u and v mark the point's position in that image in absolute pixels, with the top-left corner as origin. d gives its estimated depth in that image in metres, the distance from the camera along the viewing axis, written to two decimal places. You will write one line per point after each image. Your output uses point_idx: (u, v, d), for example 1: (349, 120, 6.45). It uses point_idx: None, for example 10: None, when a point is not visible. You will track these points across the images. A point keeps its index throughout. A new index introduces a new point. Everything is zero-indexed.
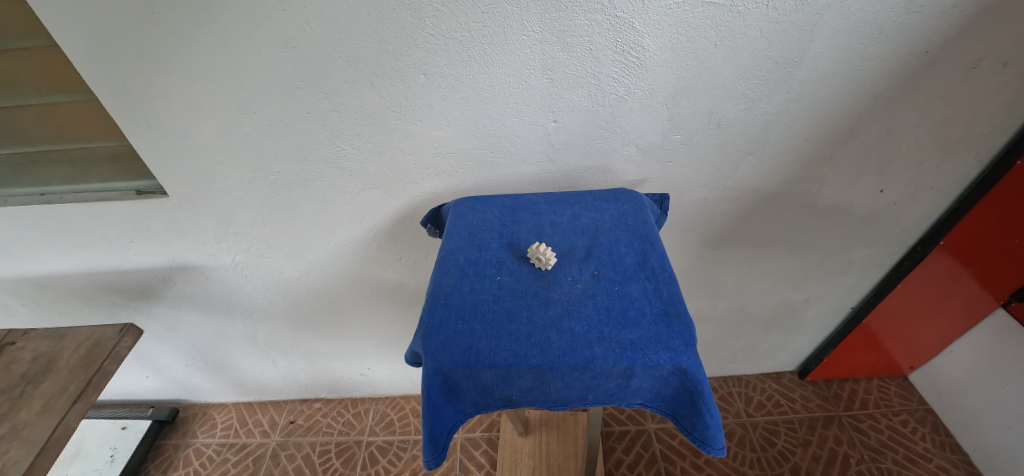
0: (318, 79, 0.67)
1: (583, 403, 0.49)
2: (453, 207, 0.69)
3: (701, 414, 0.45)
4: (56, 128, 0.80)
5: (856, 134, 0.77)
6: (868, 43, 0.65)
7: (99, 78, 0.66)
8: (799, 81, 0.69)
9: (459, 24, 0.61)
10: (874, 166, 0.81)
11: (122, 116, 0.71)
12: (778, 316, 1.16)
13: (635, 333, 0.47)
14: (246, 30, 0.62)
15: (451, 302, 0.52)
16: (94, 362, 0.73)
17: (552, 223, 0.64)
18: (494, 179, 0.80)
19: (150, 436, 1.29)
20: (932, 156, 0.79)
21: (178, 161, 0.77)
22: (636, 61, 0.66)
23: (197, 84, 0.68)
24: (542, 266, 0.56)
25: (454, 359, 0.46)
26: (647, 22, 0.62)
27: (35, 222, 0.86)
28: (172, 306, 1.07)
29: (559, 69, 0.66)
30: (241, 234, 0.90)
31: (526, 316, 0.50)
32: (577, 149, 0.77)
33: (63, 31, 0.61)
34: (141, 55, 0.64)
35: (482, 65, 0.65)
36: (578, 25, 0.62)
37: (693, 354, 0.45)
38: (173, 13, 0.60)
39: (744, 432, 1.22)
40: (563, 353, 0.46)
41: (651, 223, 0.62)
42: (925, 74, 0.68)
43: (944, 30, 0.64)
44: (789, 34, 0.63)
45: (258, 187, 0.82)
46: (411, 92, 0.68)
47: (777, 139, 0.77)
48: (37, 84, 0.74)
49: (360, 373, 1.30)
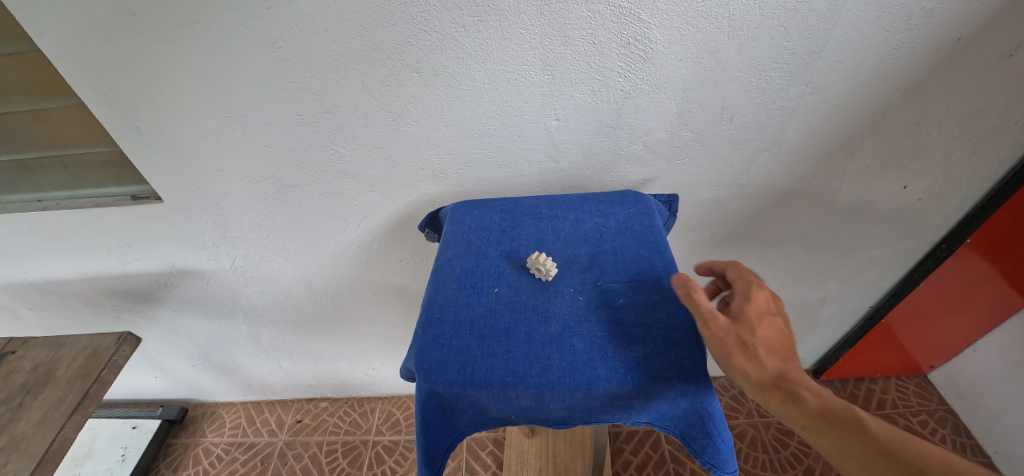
0: (308, 80, 0.64)
1: (586, 422, 0.47)
2: (451, 211, 0.66)
3: (712, 437, 0.43)
4: (48, 134, 0.78)
5: (879, 128, 0.72)
6: (895, 31, 0.60)
7: (85, 84, 0.64)
8: (819, 73, 0.64)
9: (452, 20, 0.58)
10: (899, 160, 0.76)
11: (111, 123, 0.69)
12: (792, 315, 1.12)
13: (641, 351, 0.44)
14: (230, 31, 0.59)
15: (447, 317, 0.49)
16: (92, 372, 0.73)
17: (554, 230, 0.61)
18: (495, 180, 0.77)
19: (159, 435, 1.30)
20: (960, 150, 0.74)
21: (171, 167, 0.75)
22: (643, 53, 0.61)
23: (185, 88, 0.65)
24: (544, 276, 0.53)
25: (449, 379, 0.43)
26: (654, 13, 0.57)
27: (34, 228, 0.86)
28: (175, 310, 1.06)
29: (560, 64, 0.62)
30: (239, 238, 0.89)
31: (525, 332, 0.47)
32: (580, 148, 0.73)
33: (42, 35, 0.59)
34: (124, 57, 0.61)
35: (479, 61, 0.62)
36: (580, 17, 0.57)
37: (703, 374, 0.42)
38: (153, 14, 0.57)
39: (756, 433, 1.19)
40: (564, 373, 0.43)
41: (658, 228, 0.59)
42: (957, 62, 0.63)
43: (979, 15, 0.58)
44: (809, 22, 0.59)
45: (254, 192, 0.80)
46: (405, 91, 0.65)
47: (793, 135, 0.73)
48: (26, 91, 0.73)
49: (366, 373, 1.29)
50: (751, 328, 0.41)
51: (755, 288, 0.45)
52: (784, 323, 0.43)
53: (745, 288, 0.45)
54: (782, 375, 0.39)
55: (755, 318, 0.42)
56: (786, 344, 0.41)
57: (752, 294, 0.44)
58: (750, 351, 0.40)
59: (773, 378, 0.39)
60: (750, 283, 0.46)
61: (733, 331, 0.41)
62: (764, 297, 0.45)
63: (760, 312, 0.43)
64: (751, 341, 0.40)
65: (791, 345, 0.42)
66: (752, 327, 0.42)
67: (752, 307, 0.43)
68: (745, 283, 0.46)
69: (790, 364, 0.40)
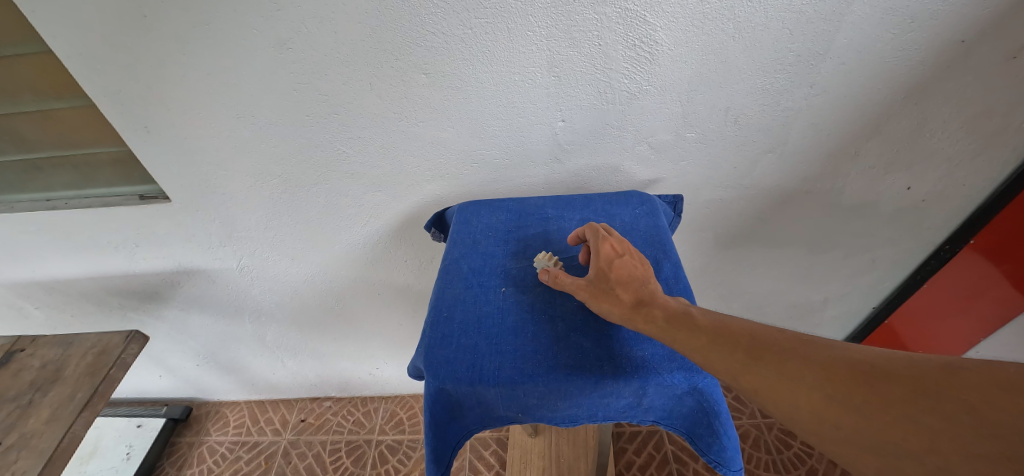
0: (316, 81, 0.65)
1: (592, 420, 0.47)
2: (458, 211, 0.67)
3: (718, 435, 0.43)
4: (58, 134, 0.79)
5: (883, 129, 0.72)
6: (899, 33, 0.60)
7: (95, 85, 0.65)
8: (823, 74, 0.65)
9: (460, 22, 0.58)
10: (903, 162, 0.77)
11: (121, 123, 0.69)
12: (795, 315, 1.12)
13: (648, 349, 0.45)
14: (240, 33, 0.60)
15: (455, 316, 0.50)
16: (101, 369, 0.73)
17: (560, 230, 0.61)
18: (500, 181, 0.78)
19: (164, 434, 1.31)
20: (964, 151, 0.74)
21: (179, 167, 0.76)
22: (649, 54, 0.62)
23: (195, 88, 0.66)
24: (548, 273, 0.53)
25: (458, 377, 0.44)
26: (660, 14, 0.58)
27: (42, 227, 0.86)
28: (181, 309, 1.07)
29: (566, 66, 0.63)
30: (246, 237, 0.89)
31: (533, 331, 0.48)
32: (586, 149, 0.73)
33: (54, 36, 0.59)
34: (135, 58, 0.62)
35: (485, 62, 0.62)
36: (586, 19, 0.58)
37: (709, 373, 0.43)
38: (164, 16, 0.58)
39: (759, 433, 1.19)
40: (572, 371, 0.44)
41: (664, 228, 0.60)
42: (961, 64, 0.64)
43: (983, 17, 0.59)
44: (814, 24, 0.59)
45: (261, 191, 0.80)
46: (413, 92, 0.66)
47: (798, 136, 0.73)
48: (37, 91, 0.73)
49: (370, 372, 1.30)
50: (604, 276, 0.46)
51: (601, 240, 0.48)
52: (634, 256, 0.47)
53: (591, 241, 0.49)
54: (642, 303, 0.43)
55: (606, 264, 0.46)
56: (637, 272, 0.45)
57: (596, 245, 0.48)
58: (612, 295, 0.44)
59: (635, 307, 0.43)
60: (594, 236, 0.49)
61: (593, 285, 0.46)
62: (609, 241, 0.49)
63: (606, 255, 0.47)
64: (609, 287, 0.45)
65: (645, 272, 0.46)
66: (604, 273, 0.46)
67: (598, 256, 0.47)
68: (590, 237, 0.50)
69: (645, 288, 0.44)
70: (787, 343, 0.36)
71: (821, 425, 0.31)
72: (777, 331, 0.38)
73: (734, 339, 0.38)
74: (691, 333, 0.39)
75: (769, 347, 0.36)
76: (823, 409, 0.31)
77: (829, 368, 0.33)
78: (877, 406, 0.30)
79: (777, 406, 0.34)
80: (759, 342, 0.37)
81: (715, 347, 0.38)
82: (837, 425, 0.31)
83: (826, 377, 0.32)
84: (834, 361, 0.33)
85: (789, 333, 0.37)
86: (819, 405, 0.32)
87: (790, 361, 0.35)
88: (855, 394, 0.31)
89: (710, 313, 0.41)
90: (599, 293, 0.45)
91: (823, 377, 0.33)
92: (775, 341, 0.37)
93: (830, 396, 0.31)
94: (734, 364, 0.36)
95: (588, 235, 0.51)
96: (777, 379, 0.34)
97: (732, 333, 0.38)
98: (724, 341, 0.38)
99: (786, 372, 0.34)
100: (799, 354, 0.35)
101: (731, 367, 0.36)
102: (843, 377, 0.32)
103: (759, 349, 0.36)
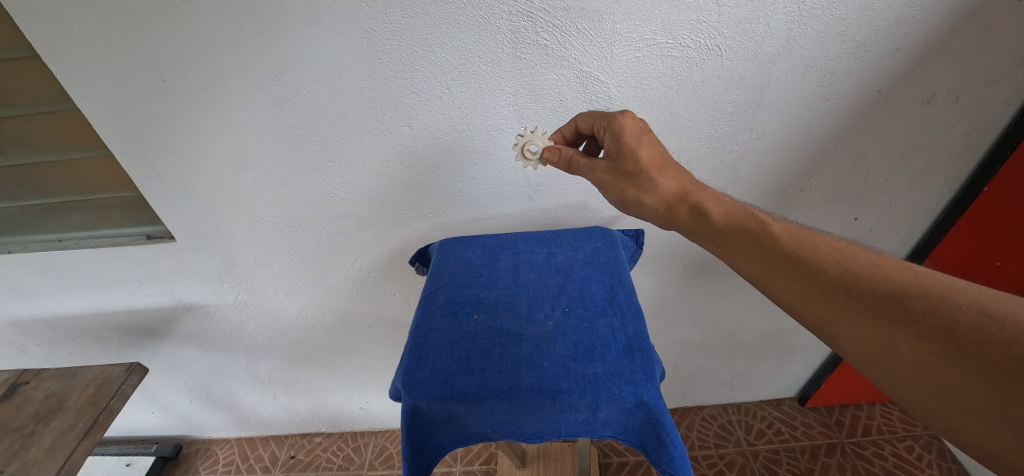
0: (313, 133, 0.73)
1: (556, 435, 0.51)
2: (437, 247, 0.73)
3: (666, 445, 0.48)
4: (75, 181, 0.87)
5: (822, 167, 0.80)
6: (822, 85, 0.69)
7: (116, 140, 0.73)
8: (761, 121, 0.74)
9: (438, 82, 0.67)
10: (845, 196, 0.85)
11: (136, 172, 0.77)
12: (769, 341, 1.16)
13: (601, 367, 0.50)
14: (246, 94, 0.68)
15: (431, 341, 0.55)
16: (102, 399, 0.77)
17: (528, 262, 0.67)
18: (479, 218, 0.85)
19: (153, 472, 1.31)
20: (900, 184, 0.83)
21: (186, 210, 0.83)
22: (604, 107, 0.71)
23: (203, 140, 0.74)
24: (525, 154, 0.66)
25: (430, 395, 0.49)
26: (611, 75, 0.67)
27: (53, 266, 0.92)
28: (177, 344, 1.11)
29: (534, 117, 0.71)
30: (244, 274, 0.95)
31: (500, 352, 0.53)
32: (555, 190, 0.81)
33: (84, 98, 0.68)
34: (153, 115, 0.70)
35: (462, 116, 0.71)
36: (548, 79, 0.67)
37: (654, 387, 0.48)
38: (182, 81, 0.67)
39: (745, 461, 1.20)
40: (532, 387, 0.49)
41: (622, 260, 0.66)
42: (882, 110, 0.72)
43: (892, 72, 0.68)
44: (746, 80, 0.69)
45: (260, 231, 0.87)
46: (396, 142, 0.74)
47: (746, 175, 0.81)
48: (61, 143, 0.82)
49: (360, 406, 1.31)
50: (636, 159, 0.55)
51: (622, 121, 0.57)
52: (655, 137, 0.57)
53: (616, 122, 0.57)
54: (683, 192, 0.55)
55: (636, 143, 0.56)
56: (665, 157, 0.56)
57: (622, 125, 0.57)
58: (646, 181, 0.55)
59: (678, 194, 0.54)
60: (620, 118, 0.58)
61: (622, 169, 0.56)
62: (633, 122, 0.58)
63: (634, 135, 0.56)
64: (640, 170, 0.55)
65: (668, 154, 0.57)
66: (636, 156, 0.55)
67: (627, 136, 0.56)
68: (614, 118, 0.58)
69: (677, 175, 0.55)
70: (900, 284, 0.42)
71: (918, 374, 0.39)
72: (879, 265, 0.44)
73: (823, 268, 0.45)
74: (759, 251, 0.49)
75: (878, 286, 0.43)
76: (932, 362, 0.38)
77: (951, 322, 0.38)
78: (998, 370, 0.35)
79: (860, 342, 0.42)
80: (860, 277, 0.44)
81: (795, 278, 0.46)
82: (943, 384, 0.37)
83: (946, 336, 0.38)
84: (960, 315, 0.38)
85: (899, 269, 0.43)
86: (922, 357, 0.38)
87: (900, 305, 0.41)
88: (976, 357, 0.36)
89: (784, 225, 0.51)
90: (628, 175, 0.56)
91: (940, 334, 0.38)
92: (878, 276, 0.43)
93: (943, 351, 0.38)
94: (814, 290, 0.45)
95: (609, 117, 0.59)
96: (880, 320, 0.41)
97: (818, 260, 0.46)
98: (810, 269, 0.46)
99: (892, 315, 0.41)
100: (920, 302, 0.40)
101: (815, 295, 0.45)
102: (962, 334, 0.37)
103: (851, 282, 0.44)
